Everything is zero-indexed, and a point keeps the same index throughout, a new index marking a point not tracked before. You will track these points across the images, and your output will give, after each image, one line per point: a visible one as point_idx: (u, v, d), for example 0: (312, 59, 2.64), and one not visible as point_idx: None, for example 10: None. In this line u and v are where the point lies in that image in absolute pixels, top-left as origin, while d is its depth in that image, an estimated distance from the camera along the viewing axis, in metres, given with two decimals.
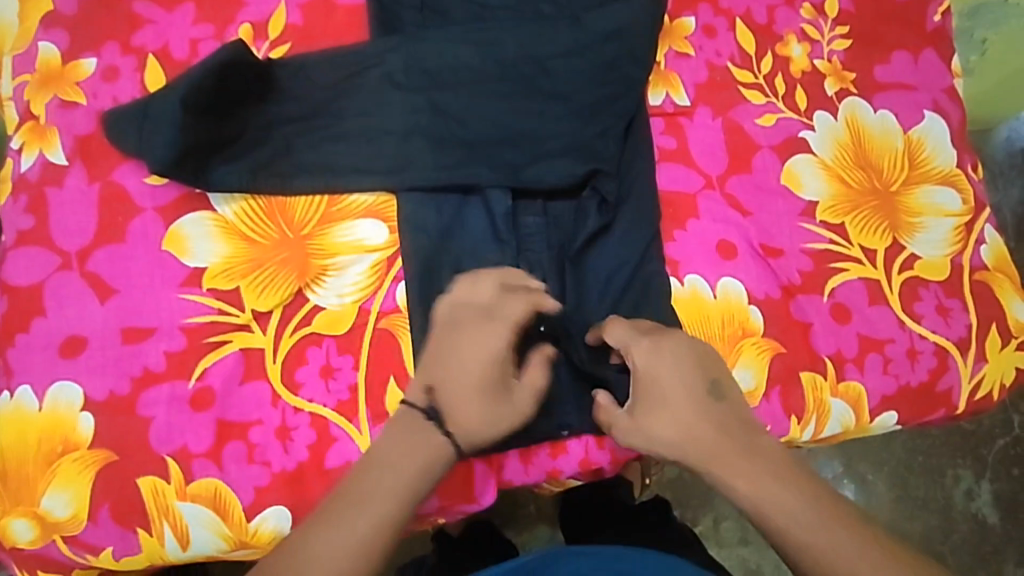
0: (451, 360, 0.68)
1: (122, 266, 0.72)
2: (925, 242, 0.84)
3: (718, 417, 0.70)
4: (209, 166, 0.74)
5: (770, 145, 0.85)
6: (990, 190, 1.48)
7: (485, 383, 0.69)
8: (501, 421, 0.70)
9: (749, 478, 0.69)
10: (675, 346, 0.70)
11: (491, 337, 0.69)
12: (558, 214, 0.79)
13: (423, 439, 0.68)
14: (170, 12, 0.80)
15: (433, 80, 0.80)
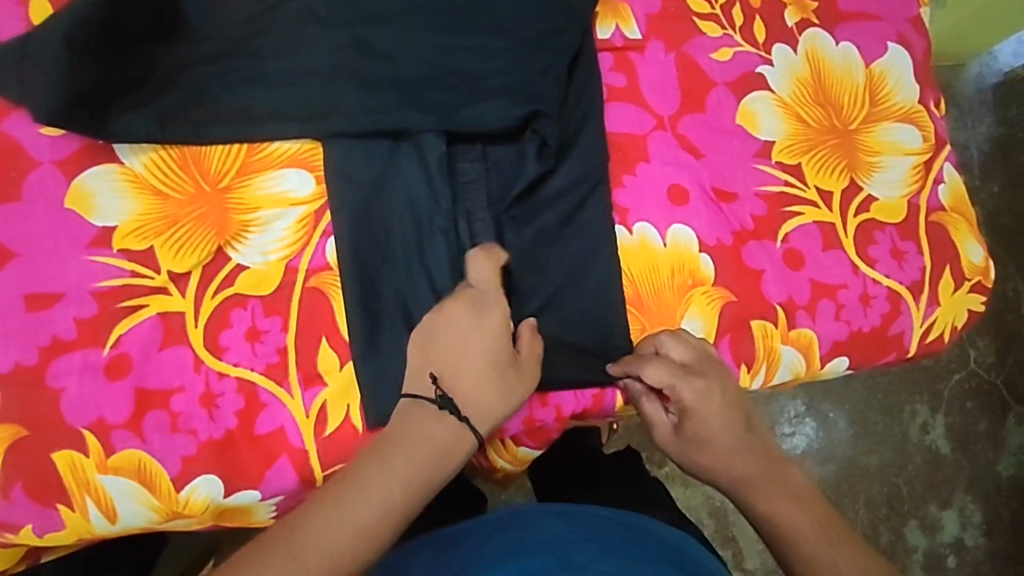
0: (452, 348, 0.65)
1: (20, 226, 0.66)
2: (882, 183, 0.81)
3: (748, 448, 0.73)
4: (109, 116, 0.67)
5: (725, 82, 0.81)
6: (958, 128, 1.45)
7: (491, 360, 0.65)
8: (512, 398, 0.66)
9: (771, 503, 0.73)
10: (715, 387, 0.71)
11: (493, 314, 0.66)
12: (498, 160, 0.74)
13: (437, 431, 0.64)
14: None
15: (362, 13, 0.73)
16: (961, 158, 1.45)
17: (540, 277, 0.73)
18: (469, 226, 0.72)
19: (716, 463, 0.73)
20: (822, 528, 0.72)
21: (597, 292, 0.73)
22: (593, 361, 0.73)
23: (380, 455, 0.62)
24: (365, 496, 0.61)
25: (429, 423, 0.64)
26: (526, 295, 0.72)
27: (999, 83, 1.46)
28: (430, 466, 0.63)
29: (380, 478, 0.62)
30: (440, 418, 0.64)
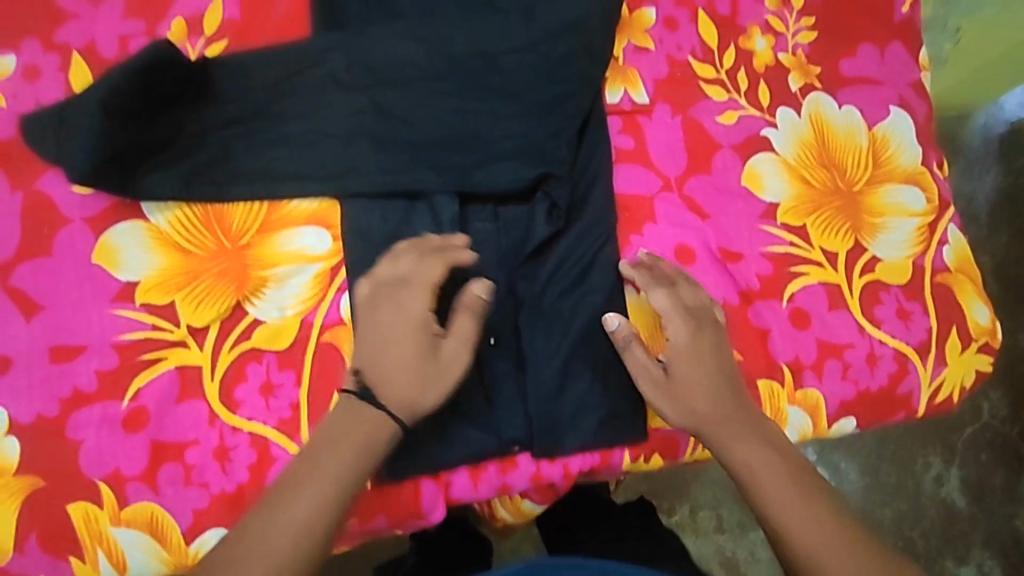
0: (376, 336, 0.67)
1: (49, 281, 0.69)
2: (886, 244, 0.83)
3: (739, 412, 0.73)
4: (139, 178, 0.70)
5: (731, 144, 0.83)
6: (963, 178, 1.47)
7: (413, 346, 0.67)
8: (434, 382, 0.67)
9: (749, 453, 0.72)
10: (708, 331, 0.74)
11: (412, 303, 0.67)
12: (509, 220, 0.76)
13: (362, 420, 0.65)
14: (96, 7, 0.76)
15: (381, 79, 0.76)
16: (968, 208, 1.46)
17: (548, 334, 0.73)
18: (479, 283, 0.74)
19: (708, 421, 0.72)
20: (824, 521, 0.69)
21: (605, 351, 0.74)
22: (605, 422, 0.73)
23: (307, 466, 0.64)
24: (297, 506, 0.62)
25: (347, 422, 0.65)
26: (533, 352, 0.73)
27: (1005, 133, 1.47)
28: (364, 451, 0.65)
29: (311, 483, 0.63)
30: (363, 408, 0.65)
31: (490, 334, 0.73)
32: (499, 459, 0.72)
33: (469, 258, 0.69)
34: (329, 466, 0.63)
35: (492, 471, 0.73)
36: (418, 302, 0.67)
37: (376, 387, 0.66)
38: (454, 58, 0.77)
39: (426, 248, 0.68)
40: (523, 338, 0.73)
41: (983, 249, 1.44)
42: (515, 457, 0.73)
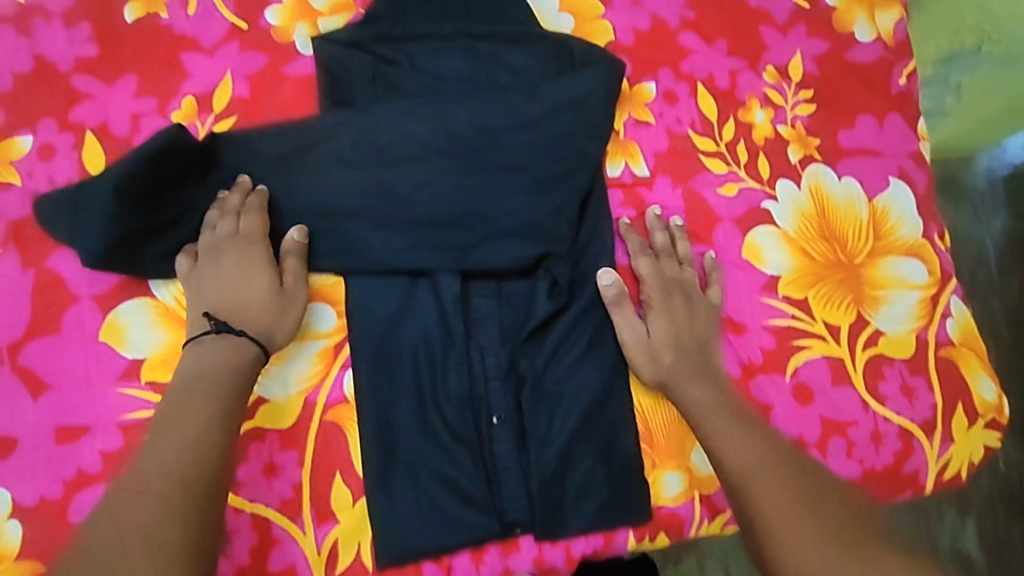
0: (221, 281, 0.70)
1: (56, 360, 0.69)
2: (889, 317, 0.83)
3: (700, 364, 0.76)
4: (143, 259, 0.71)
5: (731, 217, 0.85)
6: (969, 222, 1.45)
7: (252, 283, 0.70)
8: (279, 311, 0.70)
9: (701, 393, 0.74)
10: (681, 297, 0.78)
11: (249, 245, 0.71)
12: (511, 295, 0.77)
13: (224, 350, 0.66)
14: (111, 87, 0.76)
15: (385, 155, 0.77)
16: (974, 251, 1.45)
17: (551, 412, 0.74)
18: (482, 361, 0.74)
19: (673, 369, 0.75)
20: (760, 450, 0.69)
21: (606, 429, 0.75)
22: (608, 504, 0.73)
23: (187, 397, 0.64)
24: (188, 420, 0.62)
25: (216, 347, 0.66)
26: (536, 431, 0.73)
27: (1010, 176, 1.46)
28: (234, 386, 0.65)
29: (198, 406, 0.63)
30: (224, 340, 0.67)
31: (494, 413, 0.73)
32: (501, 541, 0.71)
33: (265, 192, 0.74)
34: (200, 406, 0.63)
35: (493, 555, 0.72)
36: (255, 249, 0.71)
37: (234, 324, 0.68)
38: (455, 135, 0.78)
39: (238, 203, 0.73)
40: (526, 417, 0.73)
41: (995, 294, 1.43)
42: (518, 540, 0.72)
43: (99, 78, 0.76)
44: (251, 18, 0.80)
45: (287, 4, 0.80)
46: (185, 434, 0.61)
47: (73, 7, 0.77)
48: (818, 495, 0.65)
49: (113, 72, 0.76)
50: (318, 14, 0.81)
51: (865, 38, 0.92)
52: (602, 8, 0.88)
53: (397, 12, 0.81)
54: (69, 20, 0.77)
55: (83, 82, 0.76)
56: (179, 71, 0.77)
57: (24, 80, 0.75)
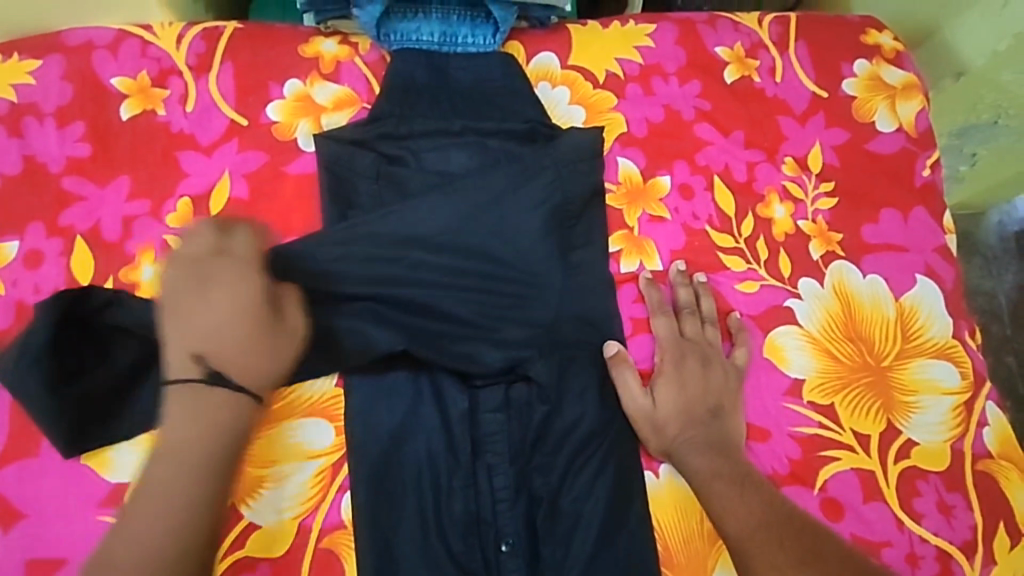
0: (196, 317, 0.62)
1: (31, 485, 0.64)
2: (921, 425, 0.78)
3: (714, 434, 0.71)
4: (121, 413, 0.66)
5: (750, 314, 0.81)
6: (980, 275, 1.27)
7: (237, 319, 0.62)
8: (283, 351, 0.64)
9: (707, 459, 0.70)
10: (696, 360, 0.75)
11: (246, 282, 0.63)
12: (519, 405, 0.72)
13: (205, 402, 0.60)
14: (103, 187, 0.73)
15: (390, 257, 0.73)
16: (986, 307, 1.26)
17: (562, 539, 0.68)
18: (489, 481, 0.69)
19: (679, 440, 0.71)
20: (760, 512, 0.65)
21: (625, 558, 0.68)
22: None
23: (177, 453, 0.59)
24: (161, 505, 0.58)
25: (202, 402, 0.60)
26: (549, 557, 0.68)
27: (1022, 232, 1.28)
28: (231, 446, 0.61)
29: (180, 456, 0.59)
30: (209, 390, 0.61)
31: (503, 540, 0.68)
32: None
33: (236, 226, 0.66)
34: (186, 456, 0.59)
35: None
36: (245, 287, 0.62)
37: (224, 371, 0.61)
38: (464, 236, 0.74)
39: (223, 223, 0.65)
40: (536, 544, 0.68)
41: (1008, 348, 1.24)
42: None
43: (90, 178, 0.73)
44: (253, 116, 0.77)
45: (290, 100, 0.78)
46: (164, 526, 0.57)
47: (66, 107, 0.74)
48: (821, 554, 0.62)
49: (107, 173, 0.73)
50: (321, 111, 0.78)
51: (886, 127, 0.89)
52: (614, 99, 0.86)
53: (403, 111, 0.78)
54: (62, 120, 0.74)
55: (74, 184, 0.72)
56: (177, 172, 0.74)
57: (14, 182, 0.72)
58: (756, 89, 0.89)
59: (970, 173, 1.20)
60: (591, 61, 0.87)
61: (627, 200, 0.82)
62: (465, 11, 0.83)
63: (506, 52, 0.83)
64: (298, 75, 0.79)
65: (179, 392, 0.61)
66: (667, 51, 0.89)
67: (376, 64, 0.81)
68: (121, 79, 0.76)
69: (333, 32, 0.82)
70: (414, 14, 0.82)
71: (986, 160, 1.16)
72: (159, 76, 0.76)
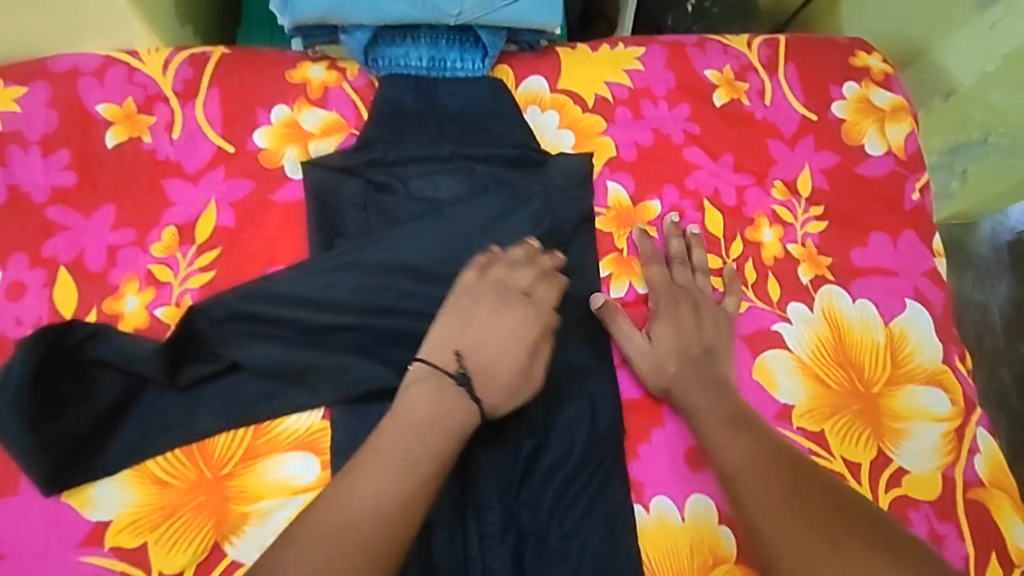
0: (482, 331, 0.67)
1: (13, 523, 0.63)
2: (911, 453, 0.78)
3: (708, 371, 0.73)
4: (103, 449, 0.66)
5: (741, 336, 0.81)
6: (972, 286, 1.28)
7: (517, 348, 0.67)
8: (519, 386, 0.67)
9: (706, 399, 0.71)
10: (688, 305, 0.77)
11: (517, 309, 0.69)
12: (507, 439, 0.71)
13: (441, 399, 0.63)
14: (88, 217, 0.72)
15: (378, 285, 0.72)
16: (978, 318, 1.26)
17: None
18: (478, 518, 0.69)
19: (677, 378, 0.73)
20: (758, 448, 0.66)
21: None
22: None
23: (411, 434, 0.60)
24: (403, 472, 0.58)
25: (430, 389, 0.63)
26: None
27: (1016, 240, 1.28)
28: (440, 438, 0.61)
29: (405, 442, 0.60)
30: (447, 388, 0.63)
31: None
32: None
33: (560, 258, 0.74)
34: (407, 444, 0.59)
35: None
36: (510, 316, 0.68)
37: (472, 375, 0.65)
38: (455, 265, 0.74)
39: (544, 269, 0.73)
40: None
41: (1002, 361, 1.24)
42: None
43: (75, 208, 0.72)
44: (240, 142, 0.77)
45: (276, 126, 0.78)
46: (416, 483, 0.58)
47: (51, 135, 0.74)
48: (809, 491, 0.63)
49: (92, 203, 0.72)
50: (308, 137, 0.78)
51: (876, 150, 0.89)
52: (603, 123, 0.85)
53: (391, 136, 0.78)
54: (46, 148, 0.74)
55: (58, 214, 0.72)
56: (163, 201, 0.74)
57: None
58: (745, 113, 0.89)
59: (961, 190, 1.20)
60: (580, 85, 0.86)
61: (616, 223, 0.82)
62: (454, 35, 0.82)
63: (495, 77, 0.83)
64: (285, 101, 0.79)
65: (420, 376, 0.64)
66: (656, 74, 0.89)
67: (364, 89, 0.80)
68: (106, 106, 0.75)
69: (320, 57, 0.82)
70: (402, 39, 0.81)
71: (977, 177, 1.15)
72: (145, 103, 0.76)
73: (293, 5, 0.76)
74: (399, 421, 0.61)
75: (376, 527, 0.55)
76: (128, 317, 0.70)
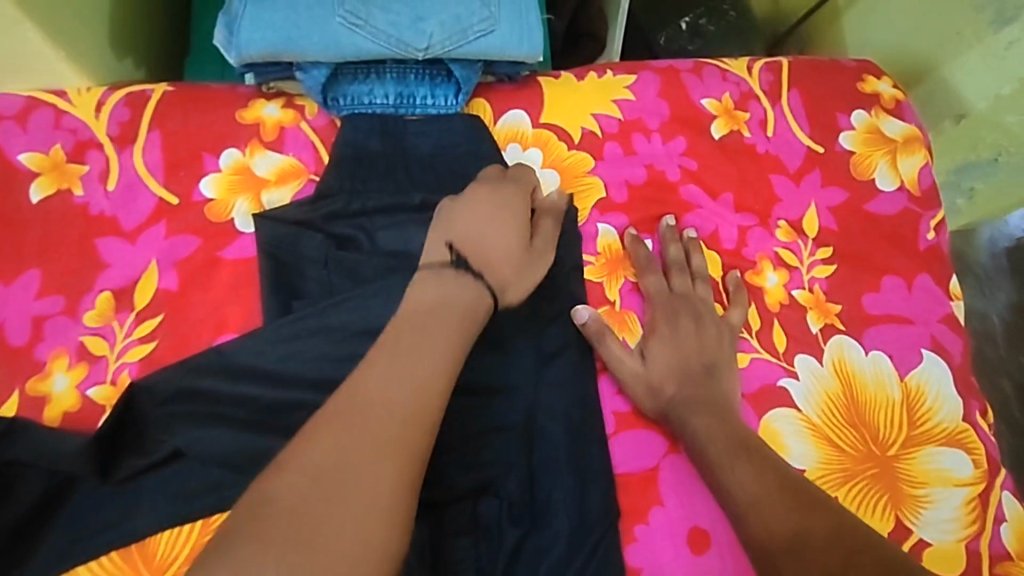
0: (476, 220, 0.63)
1: None
2: (933, 523, 0.71)
3: (709, 392, 0.67)
4: (27, 559, 0.57)
5: (745, 393, 0.73)
6: (972, 295, 1.19)
7: (511, 231, 0.64)
8: (526, 266, 0.64)
9: (706, 423, 0.65)
10: (688, 318, 0.71)
11: (509, 196, 0.67)
12: (488, 526, 0.62)
13: (449, 288, 0.58)
14: (9, 283, 0.64)
15: (342, 355, 0.64)
16: (978, 328, 1.17)
17: None
18: None
19: (675, 401, 0.67)
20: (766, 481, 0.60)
21: None
22: None
23: (413, 336, 0.53)
24: (413, 368, 0.51)
25: (429, 283, 0.58)
26: None
27: (1014, 245, 1.18)
28: (448, 321, 0.55)
29: (420, 355, 0.52)
30: (454, 275, 0.59)
31: None
32: None
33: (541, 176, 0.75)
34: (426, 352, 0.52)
35: None
36: (495, 198, 0.66)
37: (472, 262, 0.60)
38: None
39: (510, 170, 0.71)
40: None
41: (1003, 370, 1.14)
42: None
43: None
44: (185, 192, 0.68)
45: (226, 173, 0.69)
46: (435, 380, 0.51)
47: None
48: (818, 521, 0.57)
49: (14, 266, 0.64)
50: (262, 185, 0.70)
51: (888, 186, 0.83)
52: (591, 161, 0.78)
53: (354, 185, 0.70)
54: None
55: None
56: (97, 263, 0.65)
57: None
58: (746, 145, 0.82)
59: (966, 208, 1.08)
60: (565, 118, 0.78)
61: (606, 271, 0.74)
62: (424, 68, 0.75)
63: (470, 112, 0.76)
64: (236, 144, 0.70)
65: (423, 276, 0.59)
66: (649, 105, 0.81)
67: (325, 129, 0.73)
68: (30, 154, 0.67)
69: (276, 93, 0.74)
70: (366, 75, 0.74)
71: (984, 196, 1.04)
72: (75, 150, 0.68)
73: (239, 42, 0.69)
74: (410, 320, 0.55)
75: (393, 416, 0.48)
76: (56, 401, 0.61)
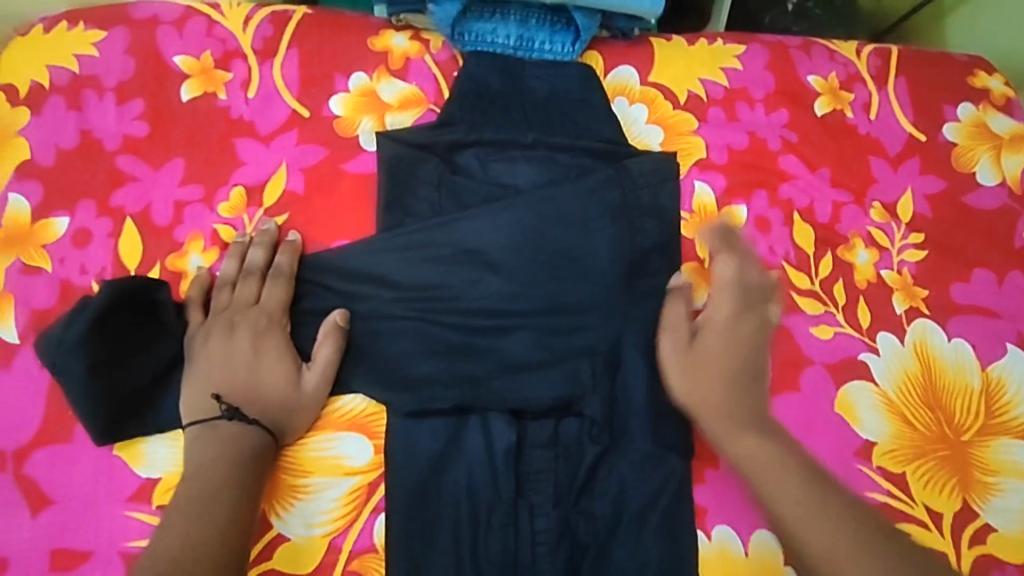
0: (221, 361, 0.63)
1: (64, 471, 0.60)
2: (1002, 511, 0.71)
3: (750, 401, 0.65)
4: (156, 407, 0.63)
5: (823, 362, 0.74)
6: None
7: (259, 369, 0.63)
8: (296, 405, 0.63)
9: (746, 437, 0.63)
10: (745, 315, 0.68)
11: (240, 331, 0.64)
12: (567, 443, 0.66)
13: (216, 442, 0.60)
14: (158, 170, 0.70)
15: (451, 262, 0.69)
16: None
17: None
18: (531, 522, 0.63)
19: (703, 399, 0.65)
20: None
21: None
22: None
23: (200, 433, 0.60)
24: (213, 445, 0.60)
25: (206, 442, 0.60)
26: None
27: None
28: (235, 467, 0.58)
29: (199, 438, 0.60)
30: (220, 430, 0.60)
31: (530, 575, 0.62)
32: None
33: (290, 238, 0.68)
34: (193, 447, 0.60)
35: None
36: (245, 333, 0.64)
37: (245, 409, 0.61)
38: (536, 250, 0.70)
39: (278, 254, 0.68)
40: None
41: None
42: None
43: (146, 159, 0.70)
44: (316, 107, 0.73)
45: (354, 94, 0.74)
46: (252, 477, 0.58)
47: (126, 83, 0.72)
48: None
49: (163, 156, 0.70)
50: (386, 109, 0.74)
51: (989, 180, 0.83)
52: (695, 122, 0.80)
53: (474, 118, 0.75)
54: (121, 95, 0.71)
55: (129, 163, 0.69)
56: (234, 160, 0.71)
57: (68, 158, 0.69)
58: (849, 125, 0.83)
59: None
60: (672, 80, 0.81)
61: (700, 229, 0.76)
62: (545, 15, 0.80)
63: (584, 62, 0.79)
64: (365, 69, 0.75)
65: (197, 433, 0.61)
66: (755, 76, 0.83)
67: (447, 64, 0.77)
68: (185, 58, 0.73)
69: (404, 26, 0.78)
70: (491, 15, 0.79)
71: None
72: (222, 58, 0.74)
73: None
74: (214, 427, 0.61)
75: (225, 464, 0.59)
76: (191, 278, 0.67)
